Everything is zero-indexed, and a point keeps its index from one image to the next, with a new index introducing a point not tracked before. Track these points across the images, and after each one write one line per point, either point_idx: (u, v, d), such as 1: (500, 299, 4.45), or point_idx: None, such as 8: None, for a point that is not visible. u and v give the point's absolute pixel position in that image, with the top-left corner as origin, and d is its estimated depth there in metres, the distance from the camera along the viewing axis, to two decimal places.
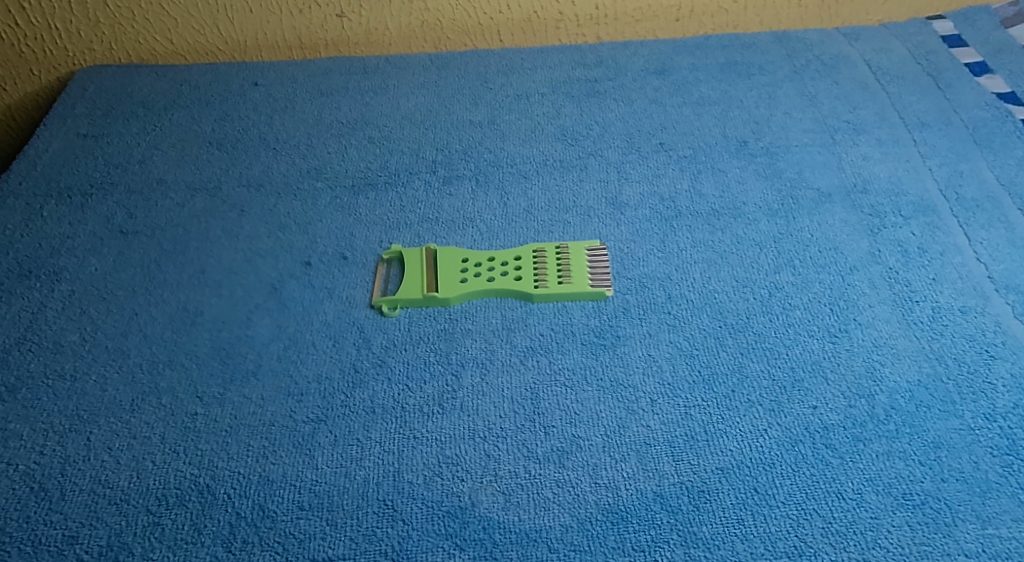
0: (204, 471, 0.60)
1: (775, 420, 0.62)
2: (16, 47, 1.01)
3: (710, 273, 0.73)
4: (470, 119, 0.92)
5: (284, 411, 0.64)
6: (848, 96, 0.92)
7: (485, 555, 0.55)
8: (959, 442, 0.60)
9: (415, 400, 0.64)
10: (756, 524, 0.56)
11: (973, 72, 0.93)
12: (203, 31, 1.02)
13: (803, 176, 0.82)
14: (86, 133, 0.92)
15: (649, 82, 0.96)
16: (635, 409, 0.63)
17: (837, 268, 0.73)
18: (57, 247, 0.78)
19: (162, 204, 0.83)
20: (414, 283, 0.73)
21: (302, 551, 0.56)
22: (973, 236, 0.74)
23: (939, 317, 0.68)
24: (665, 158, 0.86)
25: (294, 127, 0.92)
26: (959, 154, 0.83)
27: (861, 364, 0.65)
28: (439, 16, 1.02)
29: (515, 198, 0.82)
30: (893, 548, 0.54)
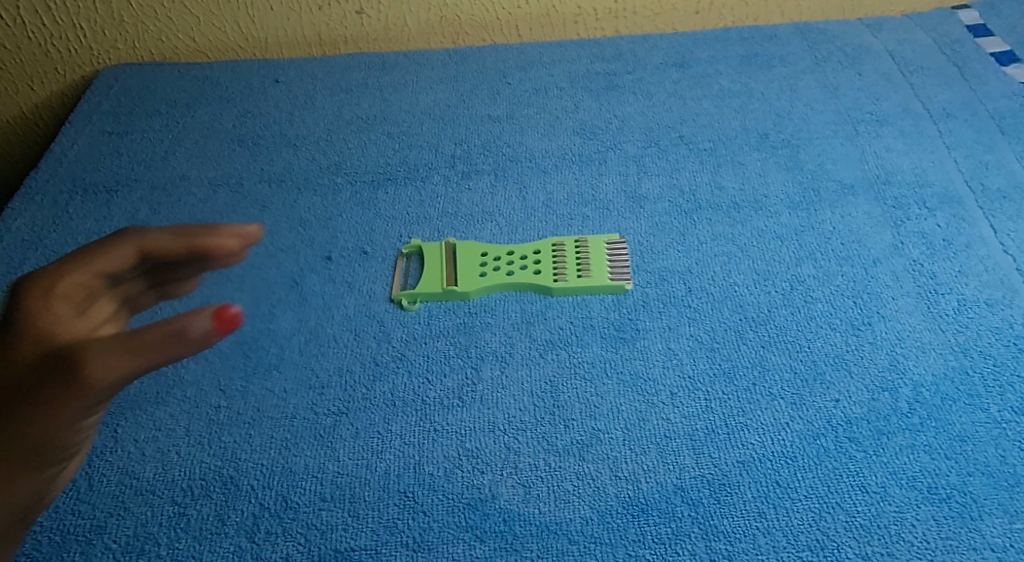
0: (228, 463, 0.61)
1: (797, 413, 0.61)
2: (42, 47, 1.02)
3: (731, 266, 0.73)
4: (490, 114, 0.93)
5: (306, 403, 0.64)
6: (870, 87, 0.90)
7: (506, 547, 0.55)
8: (985, 436, 0.59)
9: (435, 393, 0.65)
10: (778, 518, 0.55)
11: (1000, 62, 0.92)
12: (224, 29, 1.02)
13: (825, 169, 0.82)
14: (111, 131, 0.93)
15: (668, 75, 0.96)
16: (655, 403, 0.63)
17: (860, 260, 0.72)
18: (84, 243, 0.79)
19: (185, 200, 0.84)
20: (433, 276, 0.73)
21: (324, 543, 0.56)
22: (999, 228, 0.73)
23: (965, 310, 0.67)
24: (684, 151, 0.85)
25: (314, 123, 0.93)
26: (985, 145, 0.81)
27: (885, 357, 0.64)
28: (457, 12, 1.02)
29: (534, 192, 0.82)
30: (918, 543, 0.54)
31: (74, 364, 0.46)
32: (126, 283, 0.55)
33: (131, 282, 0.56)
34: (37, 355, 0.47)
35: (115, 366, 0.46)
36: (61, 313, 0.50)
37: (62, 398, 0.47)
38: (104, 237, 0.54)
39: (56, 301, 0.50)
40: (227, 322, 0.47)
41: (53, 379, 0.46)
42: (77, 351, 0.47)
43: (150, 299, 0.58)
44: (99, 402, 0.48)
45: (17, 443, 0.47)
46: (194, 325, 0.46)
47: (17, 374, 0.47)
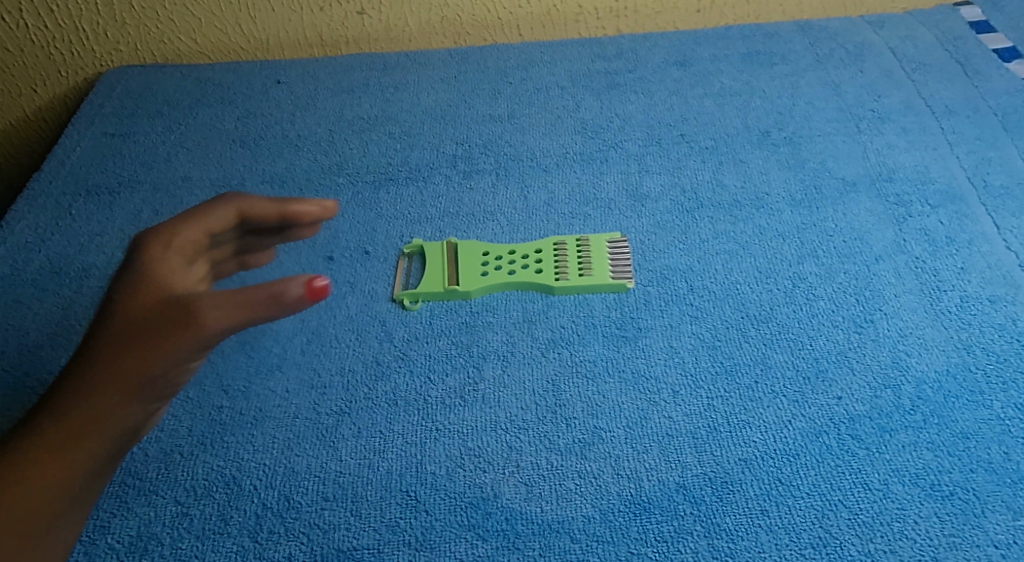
0: (230, 463, 0.61)
1: (799, 411, 0.61)
2: (45, 50, 1.02)
3: (732, 264, 0.73)
4: (491, 113, 0.93)
5: (308, 403, 0.65)
6: (872, 84, 0.90)
7: (508, 546, 0.55)
8: (988, 432, 0.59)
9: (437, 393, 0.65)
10: (781, 515, 0.55)
11: (1002, 58, 0.92)
12: (226, 31, 1.03)
13: (827, 166, 0.81)
14: (113, 132, 0.93)
15: (670, 73, 0.96)
16: (657, 401, 0.62)
17: (862, 257, 0.72)
18: (86, 245, 0.80)
19: (188, 201, 0.84)
20: (435, 275, 0.73)
21: (326, 542, 0.56)
22: (1002, 225, 0.73)
23: (967, 307, 0.67)
24: (686, 150, 0.85)
25: (316, 124, 0.93)
26: (988, 141, 0.81)
27: (887, 354, 0.64)
28: (458, 12, 1.02)
29: (535, 192, 0.82)
30: (921, 540, 0.54)
31: (185, 305, 0.52)
32: (219, 245, 0.64)
33: (220, 247, 0.65)
34: (152, 297, 0.54)
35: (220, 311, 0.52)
36: (174, 262, 0.58)
37: (168, 335, 0.51)
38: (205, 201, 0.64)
39: (172, 253, 0.58)
40: (319, 289, 0.54)
41: (165, 318, 0.52)
42: (190, 295, 0.53)
43: (232, 267, 0.67)
44: (196, 352, 0.53)
45: (118, 379, 0.51)
46: (292, 285, 0.53)
47: (132, 311, 0.53)
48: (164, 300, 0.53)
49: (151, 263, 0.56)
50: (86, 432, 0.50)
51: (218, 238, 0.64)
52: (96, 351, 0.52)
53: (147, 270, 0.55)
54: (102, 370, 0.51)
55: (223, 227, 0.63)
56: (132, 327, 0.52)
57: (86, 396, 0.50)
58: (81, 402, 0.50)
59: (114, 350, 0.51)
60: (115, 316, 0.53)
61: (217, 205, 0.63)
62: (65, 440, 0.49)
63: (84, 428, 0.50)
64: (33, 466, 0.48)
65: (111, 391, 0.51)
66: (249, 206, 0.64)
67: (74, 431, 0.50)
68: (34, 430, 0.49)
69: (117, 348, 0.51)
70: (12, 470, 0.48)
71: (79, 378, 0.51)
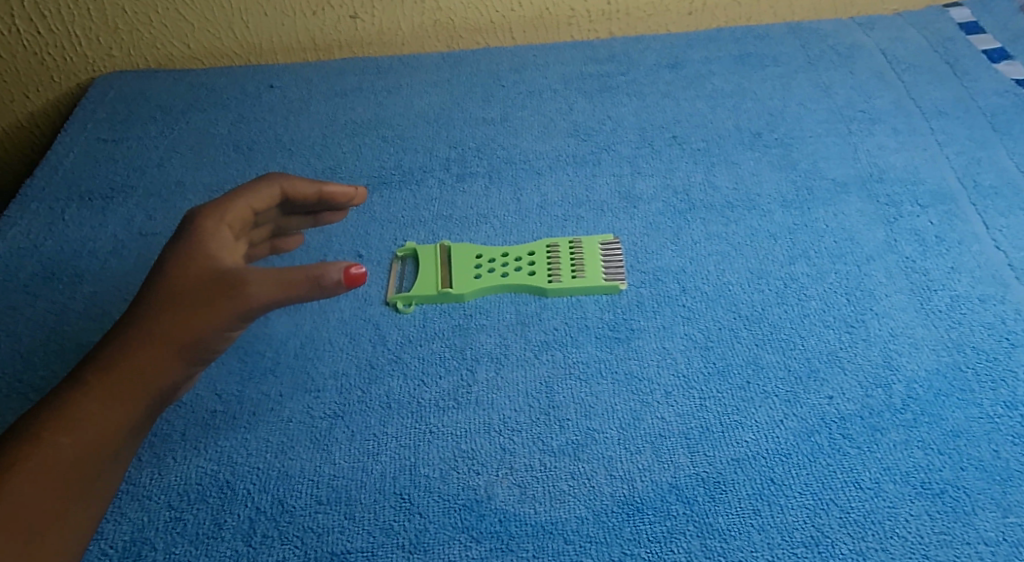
0: (224, 467, 0.61)
1: (791, 411, 0.61)
2: (38, 56, 1.02)
3: (725, 265, 0.73)
4: (484, 116, 0.93)
5: (301, 407, 0.65)
6: (863, 86, 0.91)
7: (501, 547, 0.55)
8: (978, 430, 0.59)
9: (430, 395, 0.65)
10: (773, 515, 0.56)
11: (991, 59, 0.92)
12: (219, 35, 1.03)
13: (818, 167, 0.82)
14: (106, 138, 0.93)
15: (662, 76, 0.96)
16: (650, 402, 0.63)
17: (853, 258, 0.73)
18: (79, 250, 0.80)
19: (181, 206, 0.84)
20: (428, 278, 0.74)
21: (320, 545, 0.56)
22: (992, 224, 0.74)
23: (957, 306, 0.67)
24: (678, 151, 0.86)
25: (309, 128, 0.93)
26: (978, 141, 0.82)
27: (878, 354, 0.64)
28: (451, 15, 1.03)
29: (528, 194, 0.83)
30: (912, 538, 0.54)
31: (236, 276, 0.57)
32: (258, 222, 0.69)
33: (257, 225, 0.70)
34: (206, 264, 0.58)
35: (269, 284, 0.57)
36: (228, 238, 0.61)
37: (218, 302, 0.56)
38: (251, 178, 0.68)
39: (227, 224, 0.62)
40: (357, 276, 0.60)
41: (215, 286, 0.57)
42: (240, 267, 0.58)
43: (264, 250, 0.73)
44: (241, 321, 0.58)
45: (167, 339, 0.56)
46: (334, 270, 0.59)
47: (185, 275, 0.57)
48: (217, 269, 0.58)
49: (205, 231, 0.60)
50: (135, 387, 0.54)
51: (259, 216, 0.68)
52: (148, 310, 0.56)
53: (201, 237, 0.59)
54: (153, 330, 0.55)
55: (269, 205, 0.68)
56: (186, 291, 0.56)
57: (138, 353, 0.55)
58: (133, 359, 0.54)
59: (166, 311, 0.56)
60: (169, 280, 0.57)
61: (264, 184, 0.67)
62: (115, 393, 0.54)
63: (134, 384, 0.54)
64: (85, 416, 0.52)
65: (160, 351, 0.55)
66: (291, 187, 0.69)
67: (124, 384, 0.54)
68: (86, 382, 0.53)
69: (170, 310, 0.56)
70: (65, 418, 0.51)
71: (131, 336, 0.55)
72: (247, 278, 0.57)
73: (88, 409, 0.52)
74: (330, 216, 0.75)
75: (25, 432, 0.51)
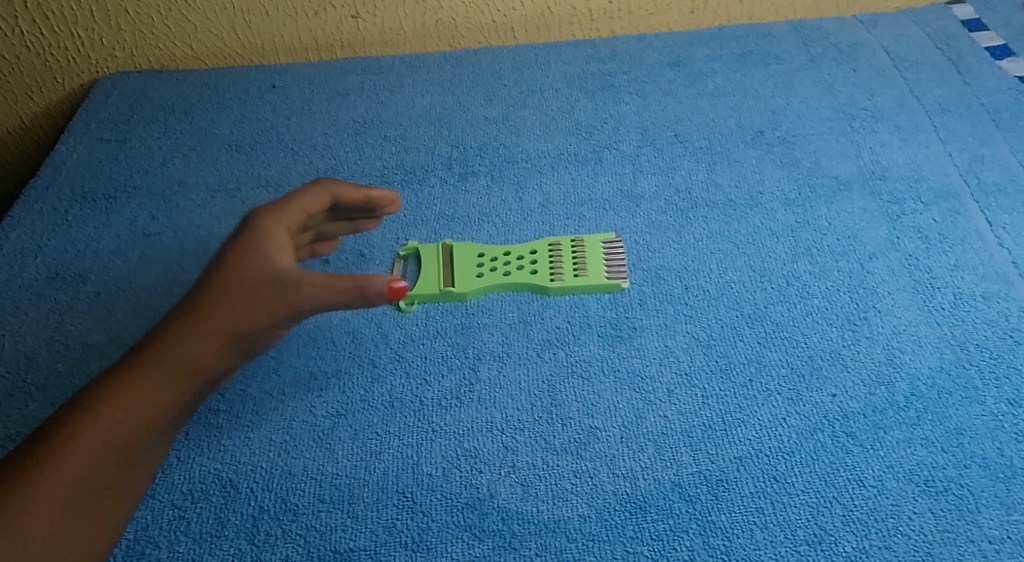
0: (227, 466, 0.61)
1: (794, 409, 0.61)
2: (40, 57, 1.02)
3: (727, 263, 0.73)
4: (486, 115, 0.93)
5: (304, 406, 0.65)
6: (865, 83, 0.91)
7: (504, 546, 0.55)
8: (982, 428, 0.59)
9: (433, 394, 0.65)
10: (776, 513, 0.56)
11: (994, 56, 0.92)
12: (221, 36, 1.03)
13: (821, 165, 0.82)
14: (109, 138, 0.94)
15: (664, 74, 0.96)
16: (652, 400, 0.63)
17: (856, 255, 0.72)
18: (83, 250, 0.80)
19: (183, 206, 0.85)
20: (430, 277, 0.74)
21: (323, 544, 0.57)
22: (995, 221, 0.73)
23: (961, 304, 0.67)
24: (680, 150, 0.86)
25: (311, 128, 0.93)
26: (981, 139, 0.82)
27: (881, 352, 0.64)
28: (452, 15, 1.03)
29: (530, 193, 0.83)
30: (915, 536, 0.54)
31: (289, 278, 0.60)
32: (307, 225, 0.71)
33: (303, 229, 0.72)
34: (262, 264, 0.61)
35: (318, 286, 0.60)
36: (280, 238, 0.65)
37: (269, 299, 0.59)
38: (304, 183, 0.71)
39: (283, 230, 0.66)
40: (399, 289, 0.62)
41: (268, 284, 0.60)
42: (292, 270, 0.61)
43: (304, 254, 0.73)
44: (288, 320, 0.60)
45: (217, 329, 0.58)
46: (378, 282, 0.62)
47: (241, 271, 0.60)
48: (271, 269, 0.61)
49: (264, 234, 0.64)
50: (182, 372, 0.56)
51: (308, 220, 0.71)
52: (202, 300, 0.59)
53: (259, 239, 0.63)
54: (204, 319, 0.58)
55: (318, 212, 0.70)
56: (240, 286, 0.59)
57: (188, 340, 0.57)
58: (184, 345, 0.57)
59: (219, 303, 0.59)
60: (225, 274, 0.60)
61: (316, 188, 0.70)
62: (163, 376, 0.56)
63: (182, 370, 0.56)
64: (133, 396, 0.54)
65: (209, 339, 0.57)
66: (341, 193, 0.71)
67: (173, 369, 0.56)
68: (138, 362, 0.56)
69: (221, 302, 0.59)
70: (117, 394, 0.54)
71: (182, 324, 0.58)
72: (298, 281, 0.60)
73: (136, 390, 0.54)
74: (369, 223, 0.76)
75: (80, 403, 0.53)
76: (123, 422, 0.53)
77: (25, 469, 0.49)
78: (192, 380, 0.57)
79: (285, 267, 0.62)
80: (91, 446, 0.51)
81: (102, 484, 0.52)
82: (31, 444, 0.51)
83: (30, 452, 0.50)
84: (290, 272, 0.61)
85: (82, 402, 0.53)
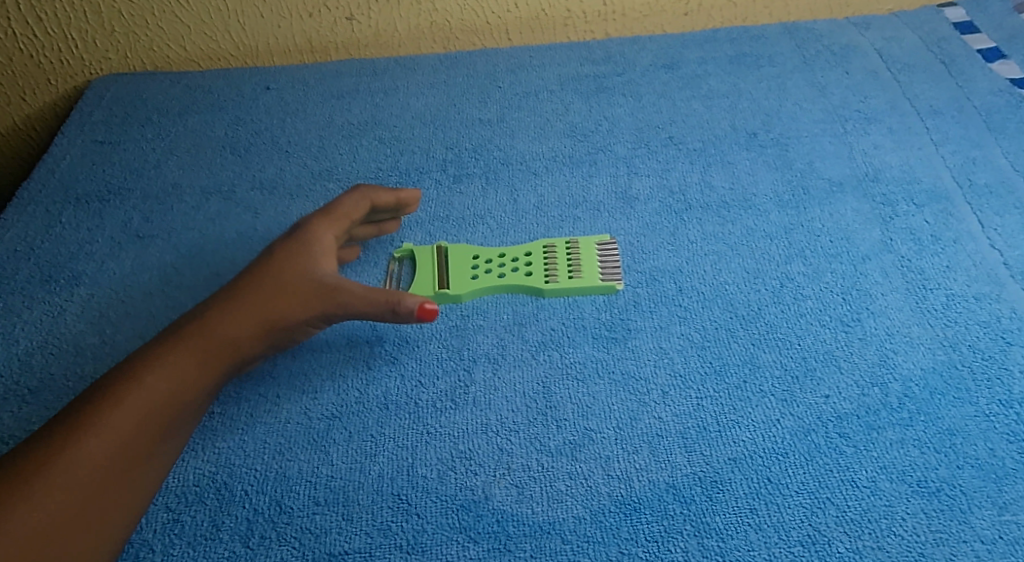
0: (221, 468, 0.61)
1: (788, 410, 0.61)
2: (34, 59, 1.02)
3: (721, 265, 0.73)
4: (480, 117, 0.93)
5: (299, 408, 0.65)
6: (858, 85, 0.91)
7: (499, 547, 0.56)
8: (974, 429, 0.59)
9: (428, 396, 0.65)
10: (770, 514, 0.56)
11: (986, 59, 0.92)
12: (215, 38, 1.03)
13: (814, 167, 0.82)
14: (103, 140, 0.93)
15: (658, 76, 0.96)
16: (647, 402, 0.63)
17: (849, 257, 0.73)
18: (77, 253, 0.80)
19: (178, 208, 0.84)
20: (425, 279, 0.74)
21: (318, 546, 0.57)
22: (987, 223, 0.74)
23: (953, 305, 0.68)
24: (674, 152, 0.86)
25: (306, 130, 0.93)
26: (973, 141, 0.82)
27: (874, 353, 0.65)
28: (447, 17, 1.03)
29: (525, 195, 0.83)
30: (908, 536, 0.54)
31: (327, 280, 0.66)
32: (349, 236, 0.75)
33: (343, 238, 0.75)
34: (304, 265, 0.67)
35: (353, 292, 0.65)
36: (326, 246, 0.70)
37: (305, 297, 0.65)
38: (350, 195, 0.75)
39: (331, 237, 0.71)
40: (430, 311, 0.65)
41: (306, 284, 0.65)
42: (331, 276, 0.66)
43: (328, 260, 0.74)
44: (320, 321, 0.65)
45: (253, 317, 0.63)
46: (411, 299, 0.65)
47: (285, 269, 0.66)
48: (312, 271, 0.66)
49: (312, 238, 0.69)
50: (217, 354, 0.62)
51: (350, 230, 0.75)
52: (245, 290, 0.65)
53: (307, 242, 0.69)
54: (244, 307, 0.64)
55: (359, 219, 0.75)
56: (281, 282, 0.65)
57: (227, 324, 0.63)
58: (224, 329, 0.62)
59: (259, 295, 0.64)
60: (270, 269, 0.66)
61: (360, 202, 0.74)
62: (199, 355, 0.61)
63: (217, 352, 0.62)
64: (171, 370, 0.60)
65: (245, 326, 0.63)
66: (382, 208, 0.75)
67: (208, 349, 0.62)
68: (179, 340, 0.61)
69: (261, 295, 0.64)
70: (159, 366, 0.60)
71: (224, 310, 0.64)
72: (336, 285, 0.65)
73: (174, 365, 0.60)
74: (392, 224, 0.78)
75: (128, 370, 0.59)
76: (157, 394, 0.58)
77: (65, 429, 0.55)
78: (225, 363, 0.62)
79: (326, 271, 0.67)
80: (125, 413, 0.57)
81: (133, 452, 0.56)
82: (78, 407, 0.57)
83: (74, 413, 0.56)
84: (331, 276, 0.66)
85: (126, 373, 0.59)
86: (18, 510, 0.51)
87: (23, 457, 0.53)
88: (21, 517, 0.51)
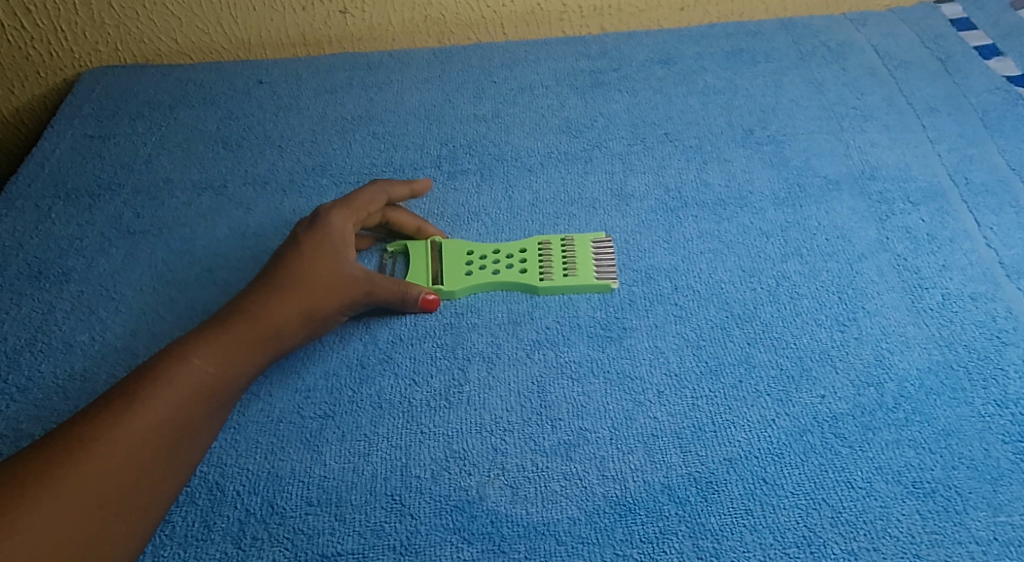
0: (212, 468, 0.61)
1: (784, 410, 0.61)
2: (22, 51, 1.01)
3: (717, 263, 0.73)
4: (475, 113, 0.92)
5: (291, 407, 0.64)
6: (854, 82, 0.91)
7: (493, 548, 0.55)
8: (969, 429, 0.59)
9: (422, 394, 0.64)
10: (765, 515, 0.56)
11: (982, 56, 0.92)
12: (207, 31, 1.02)
13: (810, 164, 0.82)
14: (93, 134, 0.92)
15: (654, 72, 0.95)
16: (642, 401, 0.63)
17: (845, 256, 0.72)
18: (66, 248, 0.79)
19: (169, 204, 0.84)
20: (419, 274, 0.73)
21: (311, 547, 0.56)
22: (984, 222, 0.74)
23: (949, 304, 0.67)
24: (670, 148, 0.85)
25: (298, 125, 0.92)
26: (970, 138, 0.82)
27: (871, 353, 0.64)
28: (442, 11, 1.02)
29: (519, 191, 0.82)
30: (904, 537, 0.54)
31: (352, 272, 0.67)
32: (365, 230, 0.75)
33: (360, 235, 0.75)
34: (333, 257, 0.68)
35: (383, 292, 0.68)
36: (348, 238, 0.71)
37: (335, 291, 0.66)
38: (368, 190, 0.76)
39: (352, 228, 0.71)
40: (433, 301, 0.69)
41: (335, 276, 0.67)
42: (355, 269, 0.68)
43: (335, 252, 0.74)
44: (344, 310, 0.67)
45: (286, 306, 0.64)
46: (416, 291, 0.69)
47: (315, 261, 0.67)
48: (341, 264, 0.68)
49: (336, 230, 0.70)
50: (249, 342, 0.63)
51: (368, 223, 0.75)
52: (277, 279, 0.66)
53: (333, 233, 0.69)
54: (276, 296, 0.65)
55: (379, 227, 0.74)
56: (313, 275, 0.66)
57: (261, 314, 0.64)
58: (260, 316, 0.63)
59: (289, 284, 0.65)
60: (300, 259, 0.67)
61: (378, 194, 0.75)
62: (235, 344, 0.62)
63: (252, 340, 0.63)
64: (206, 357, 0.60)
65: (279, 314, 0.64)
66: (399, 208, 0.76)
67: (242, 337, 0.62)
68: (215, 327, 0.62)
69: (292, 284, 0.65)
70: (201, 351, 0.60)
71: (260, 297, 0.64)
72: (365, 283, 0.67)
73: (211, 353, 0.60)
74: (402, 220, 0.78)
75: (172, 352, 0.60)
76: (196, 378, 0.59)
77: (99, 415, 0.55)
78: (259, 352, 0.63)
79: (349, 262, 0.68)
80: (161, 401, 0.57)
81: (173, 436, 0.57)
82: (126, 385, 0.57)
83: (110, 398, 0.56)
84: (359, 272, 0.68)
85: (170, 355, 0.59)
86: (67, 477, 0.52)
87: (76, 426, 0.54)
88: (64, 491, 0.51)
